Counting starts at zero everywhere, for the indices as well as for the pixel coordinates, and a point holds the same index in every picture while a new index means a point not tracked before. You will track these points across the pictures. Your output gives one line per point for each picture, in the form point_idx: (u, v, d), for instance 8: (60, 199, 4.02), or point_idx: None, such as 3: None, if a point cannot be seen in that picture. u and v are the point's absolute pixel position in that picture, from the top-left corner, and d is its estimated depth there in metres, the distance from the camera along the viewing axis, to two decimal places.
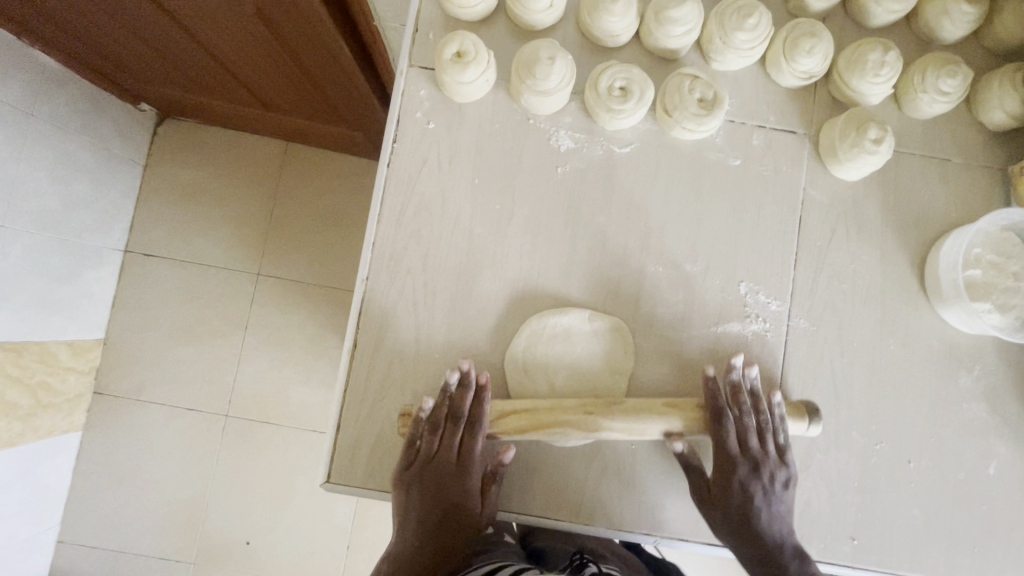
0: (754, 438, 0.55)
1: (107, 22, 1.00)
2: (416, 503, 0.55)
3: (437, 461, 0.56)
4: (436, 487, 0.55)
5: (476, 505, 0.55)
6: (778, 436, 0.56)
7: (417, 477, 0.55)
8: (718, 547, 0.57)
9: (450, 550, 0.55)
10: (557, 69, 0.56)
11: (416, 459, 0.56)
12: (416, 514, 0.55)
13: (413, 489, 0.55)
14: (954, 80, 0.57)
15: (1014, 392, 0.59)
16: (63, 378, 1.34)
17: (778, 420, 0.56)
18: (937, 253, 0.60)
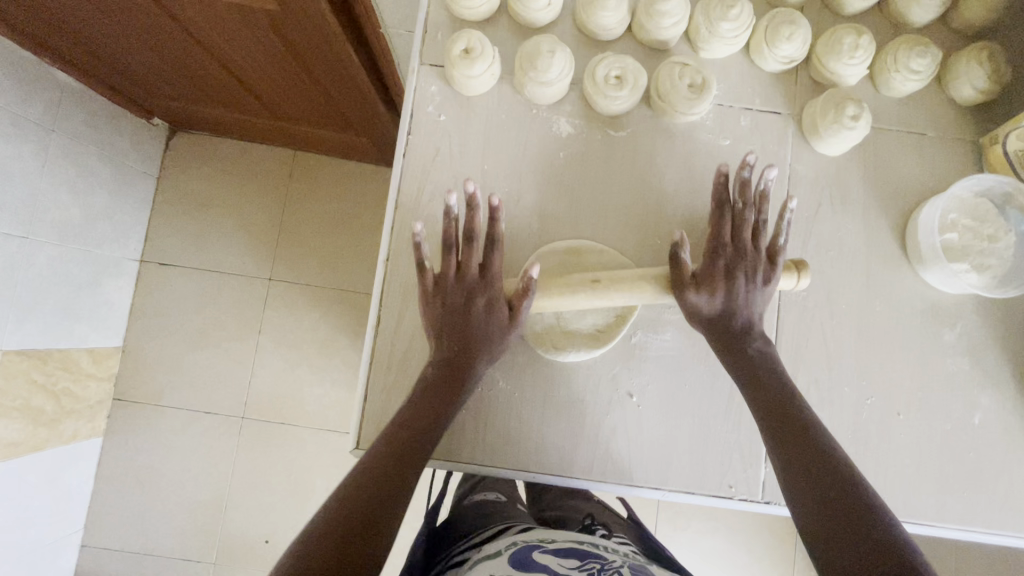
0: (752, 233, 0.58)
1: (124, 37, 1.05)
2: (435, 307, 0.58)
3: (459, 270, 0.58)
4: (458, 303, 0.58)
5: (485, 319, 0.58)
6: (780, 240, 0.57)
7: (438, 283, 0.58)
8: (722, 500, 0.61)
9: (473, 359, 0.58)
10: (557, 61, 0.61)
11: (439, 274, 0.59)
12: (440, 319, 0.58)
13: (435, 296, 0.58)
14: (924, 60, 0.62)
15: (994, 346, 0.63)
16: (84, 384, 1.39)
17: (784, 228, 0.57)
18: (916, 220, 0.64)
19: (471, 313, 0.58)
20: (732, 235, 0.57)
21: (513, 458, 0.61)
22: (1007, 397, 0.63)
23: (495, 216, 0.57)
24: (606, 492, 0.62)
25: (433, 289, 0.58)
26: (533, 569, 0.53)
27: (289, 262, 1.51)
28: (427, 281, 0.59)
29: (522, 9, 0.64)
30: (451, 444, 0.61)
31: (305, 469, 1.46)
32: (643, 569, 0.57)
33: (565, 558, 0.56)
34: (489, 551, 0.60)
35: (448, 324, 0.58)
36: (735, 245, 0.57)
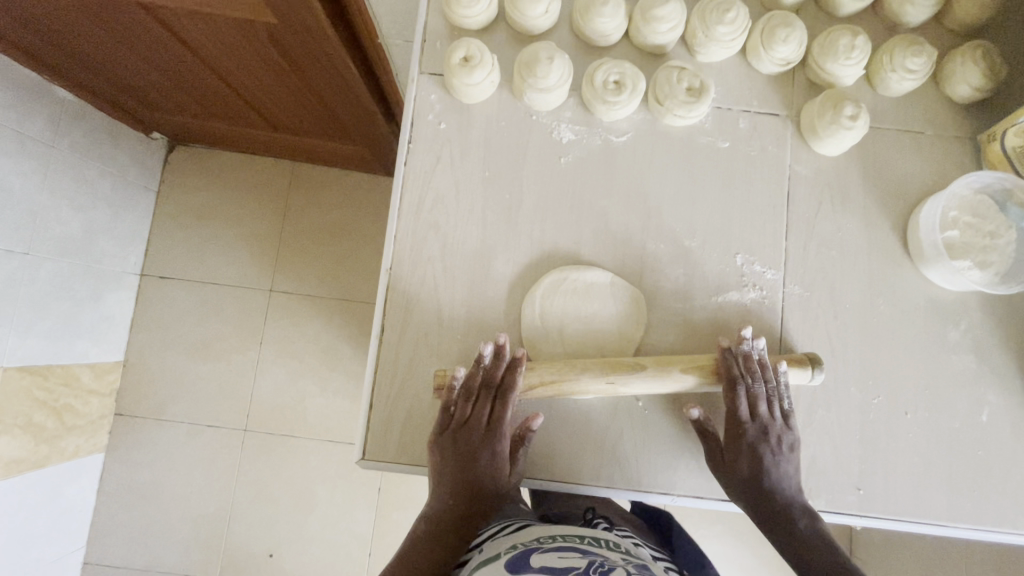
0: (765, 403, 0.59)
1: (123, 52, 1.06)
2: (449, 467, 0.59)
3: (470, 432, 0.59)
4: (471, 451, 0.59)
5: (505, 473, 0.60)
6: (783, 402, 0.59)
7: (451, 447, 0.59)
8: (730, 503, 0.61)
9: (487, 509, 0.60)
10: (555, 68, 0.62)
11: (450, 420, 0.60)
12: (451, 480, 0.59)
13: (447, 453, 0.59)
14: (919, 59, 0.62)
15: (999, 343, 0.63)
16: (86, 400, 1.38)
17: (784, 391, 0.59)
18: (917, 218, 0.64)
19: (483, 475, 0.59)
20: (745, 406, 0.58)
21: (520, 466, 0.61)
22: (1014, 394, 0.63)
23: (517, 371, 0.59)
24: (613, 495, 0.61)
25: (445, 448, 0.59)
26: (530, 571, 0.52)
27: (290, 274, 1.51)
28: (440, 440, 0.59)
29: (520, 17, 0.64)
30: None
31: (309, 481, 1.45)
32: (645, 568, 0.56)
33: (564, 556, 0.55)
34: (488, 552, 0.59)
35: (466, 484, 0.59)
36: (745, 416, 0.58)
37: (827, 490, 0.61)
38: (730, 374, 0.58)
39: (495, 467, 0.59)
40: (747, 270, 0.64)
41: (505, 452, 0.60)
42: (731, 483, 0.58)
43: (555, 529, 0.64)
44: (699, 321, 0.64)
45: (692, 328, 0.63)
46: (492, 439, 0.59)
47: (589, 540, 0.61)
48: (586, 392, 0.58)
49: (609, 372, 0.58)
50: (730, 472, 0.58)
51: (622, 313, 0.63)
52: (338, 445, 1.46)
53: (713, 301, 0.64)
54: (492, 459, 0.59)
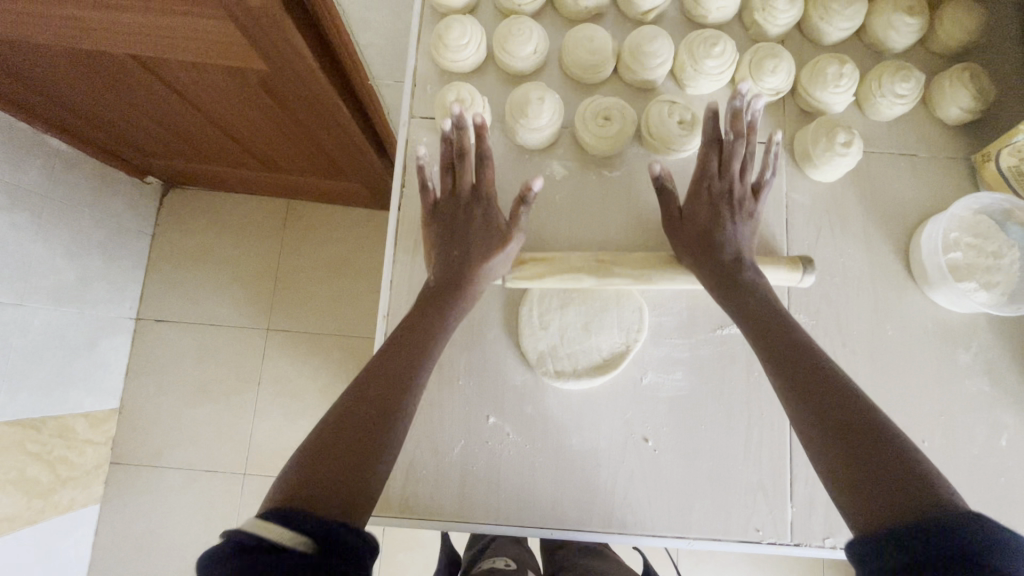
0: (739, 165, 0.58)
1: (116, 101, 1.07)
2: (436, 240, 0.59)
3: (458, 196, 0.60)
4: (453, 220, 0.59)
5: (478, 246, 0.58)
6: (766, 175, 0.60)
7: (440, 211, 0.60)
8: (749, 545, 0.58)
9: (458, 290, 0.56)
10: (546, 107, 0.62)
11: (440, 196, 0.61)
12: (438, 245, 0.59)
13: (435, 226, 0.60)
14: (907, 84, 0.62)
15: (1012, 364, 0.62)
16: (81, 450, 1.35)
17: (770, 161, 0.60)
18: (919, 241, 0.64)
19: (472, 231, 0.59)
20: (721, 167, 0.58)
21: (528, 515, 0.59)
22: None
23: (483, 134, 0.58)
24: (624, 543, 0.59)
25: (434, 222, 0.60)
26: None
27: (287, 312, 1.50)
28: (429, 213, 0.61)
29: (508, 59, 0.65)
30: (463, 504, 0.59)
31: None
32: None
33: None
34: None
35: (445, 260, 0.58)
36: (722, 173, 0.58)
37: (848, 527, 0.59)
38: (714, 133, 0.58)
39: (484, 229, 0.59)
40: None
41: (496, 217, 0.60)
42: (703, 245, 0.57)
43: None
44: (706, 355, 0.62)
45: (699, 362, 0.62)
46: (479, 202, 0.60)
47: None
48: (565, 280, 0.61)
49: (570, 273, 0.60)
50: (706, 228, 0.57)
51: (626, 327, 0.62)
52: None
53: (717, 334, 0.62)
54: (481, 219, 0.59)
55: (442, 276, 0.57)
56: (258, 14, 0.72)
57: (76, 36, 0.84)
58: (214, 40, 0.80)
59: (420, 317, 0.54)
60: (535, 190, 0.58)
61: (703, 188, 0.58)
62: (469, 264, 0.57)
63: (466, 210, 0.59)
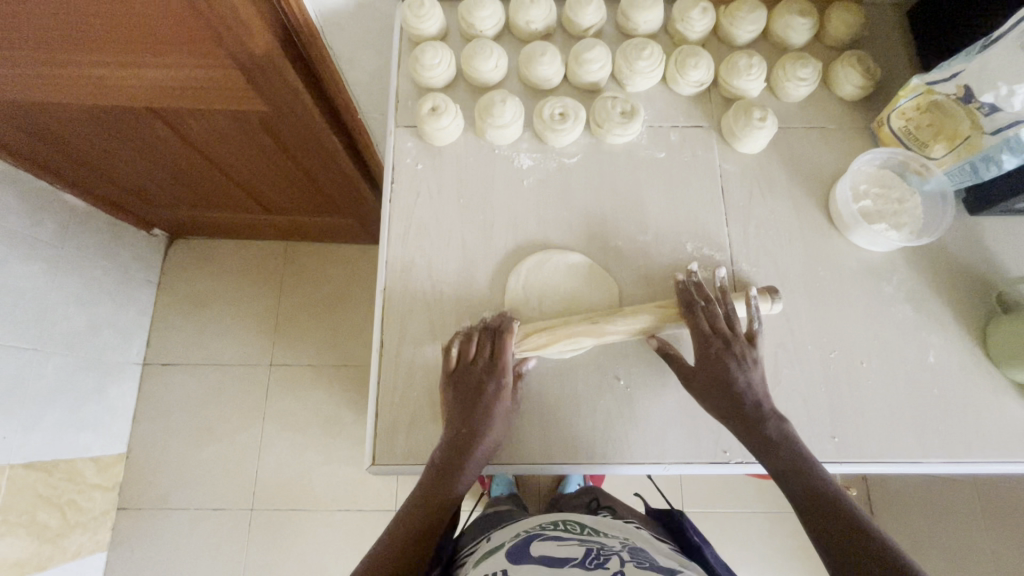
0: (728, 324, 0.65)
1: (131, 155, 1.19)
2: (452, 404, 0.64)
3: (475, 370, 0.65)
4: (470, 387, 0.64)
5: (492, 424, 0.63)
6: (754, 325, 0.65)
7: (458, 380, 0.65)
8: (717, 466, 0.66)
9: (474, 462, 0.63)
10: (509, 108, 0.74)
11: (458, 362, 0.66)
12: (453, 411, 0.64)
13: (452, 390, 0.65)
14: (807, 69, 0.75)
15: (930, 292, 0.71)
16: (89, 495, 1.38)
17: (756, 314, 0.66)
18: (834, 195, 0.74)
19: (484, 410, 0.63)
20: (712, 328, 0.64)
21: (519, 455, 0.66)
22: (954, 336, 0.70)
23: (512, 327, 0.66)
24: (609, 472, 0.66)
25: (452, 385, 0.65)
26: (530, 560, 0.56)
27: (289, 344, 1.57)
28: (448, 379, 0.65)
29: (475, 73, 0.77)
30: None
31: (319, 553, 1.42)
32: (639, 548, 0.60)
33: (563, 546, 0.59)
34: (494, 547, 0.64)
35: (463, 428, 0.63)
36: (716, 336, 0.64)
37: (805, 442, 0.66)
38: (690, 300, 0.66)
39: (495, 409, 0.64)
40: (698, 254, 0.73)
41: (506, 395, 0.65)
42: (717, 400, 0.62)
43: (557, 518, 0.69)
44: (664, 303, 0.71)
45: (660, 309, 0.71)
46: (495, 381, 0.64)
47: (589, 527, 0.66)
48: (570, 341, 0.66)
49: (565, 332, 0.65)
50: (716, 385, 0.63)
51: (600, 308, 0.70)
52: (347, 512, 1.45)
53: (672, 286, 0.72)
54: (494, 395, 0.64)
55: (458, 444, 0.62)
56: (260, 63, 0.85)
57: (97, 96, 0.95)
58: (221, 89, 0.92)
59: (440, 475, 0.63)
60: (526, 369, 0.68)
61: (707, 352, 0.64)
62: (479, 440, 0.63)
63: (482, 384, 0.64)
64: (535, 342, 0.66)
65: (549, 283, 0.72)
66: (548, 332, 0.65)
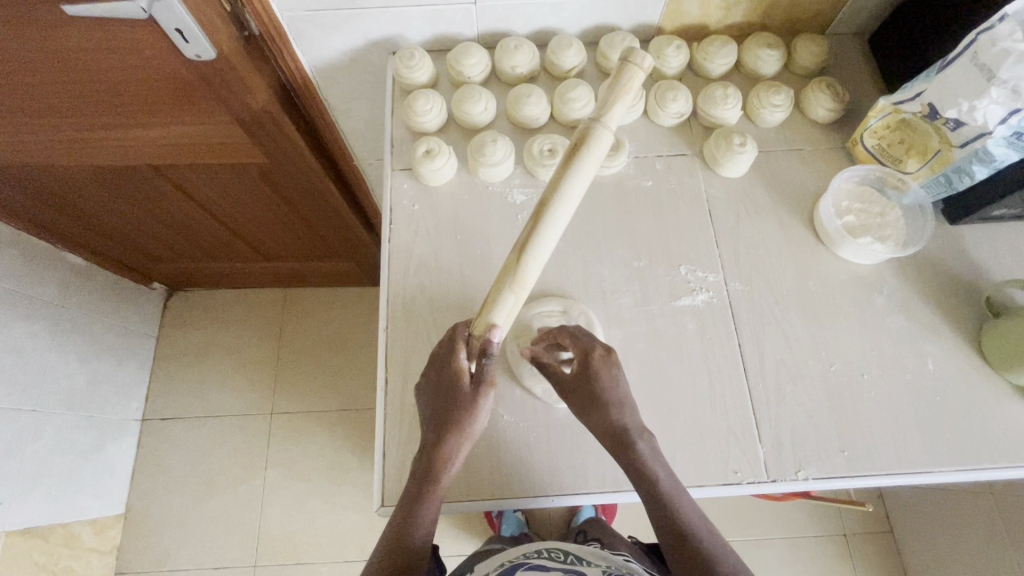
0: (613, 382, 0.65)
1: (131, 211, 1.21)
2: (422, 410, 0.66)
3: (437, 364, 0.66)
4: (435, 392, 0.65)
5: (454, 422, 0.62)
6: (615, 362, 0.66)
7: (426, 377, 0.67)
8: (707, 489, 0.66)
9: (443, 461, 0.62)
10: (500, 147, 0.77)
11: (426, 368, 0.67)
12: (425, 409, 0.65)
13: (421, 396, 0.66)
14: (780, 96, 0.80)
15: (921, 301, 0.73)
16: (87, 561, 1.33)
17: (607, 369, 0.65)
18: (818, 212, 0.77)
19: (447, 402, 0.63)
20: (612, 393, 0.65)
21: (530, 486, 0.65)
22: (949, 342, 0.71)
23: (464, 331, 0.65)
24: (613, 501, 0.66)
25: (421, 391, 0.67)
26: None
27: (290, 391, 1.56)
28: (421, 379, 0.68)
29: (465, 117, 0.81)
30: (468, 484, 0.66)
31: None
32: None
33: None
34: None
35: (428, 431, 0.64)
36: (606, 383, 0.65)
37: (815, 457, 0.66)
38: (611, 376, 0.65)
39: (454, 397, 0.63)
40: (691, 277, 0.75)
41: (463, 382, 0.63)
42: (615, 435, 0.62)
43: (541, 545, 0.70)
44: (662, 323, 0.73)
45: (658, 331, 0.72)
46: (452, 370, 0.64)
47: (573, 555, 0.67)
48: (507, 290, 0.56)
49: (517, 263, 0.54)
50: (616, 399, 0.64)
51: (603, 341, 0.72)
52: (354, 563, 1.41)
53: (670, 307, 0.74)
54: (453, 391, 0.63)
55: (427, 446, 0.63)
56: (259, 115, 0.88)
57: (100, 155, 0.98)
58: (219, 143, 0.95)
59: (416, 474, 0.63)
60: (495, 342, 0.59)
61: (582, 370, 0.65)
62: (446, 432, 0.62)
63: (442, 376, 0.64)
64: (512, 300, 0.57)
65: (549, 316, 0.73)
66: (502, 285, 0.55)
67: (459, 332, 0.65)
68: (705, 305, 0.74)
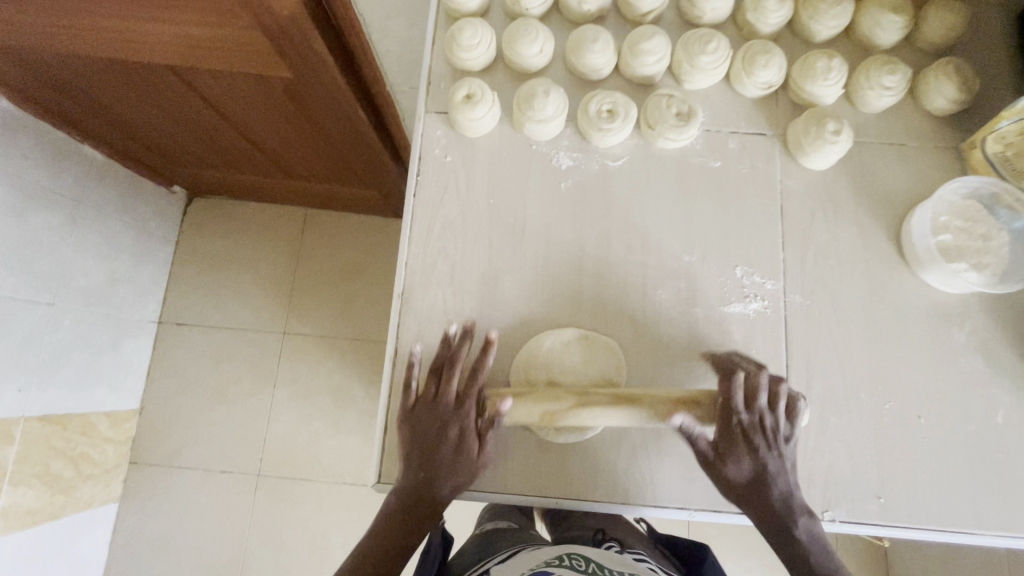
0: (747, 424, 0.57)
1: (151, 112, 1.14)
2: (412, 436, 0.61)
3: (438, 404, 0.61)
4: (435, 418, 0.61)
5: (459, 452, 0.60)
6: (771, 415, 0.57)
7: (418, 415, 0.62)
8: (716, 514, 0.61)
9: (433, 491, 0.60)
10: (552, 101, 0.66)
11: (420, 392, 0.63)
12: (418, 434, 0.61)
13: (412, 423, 0.62)
14: (894, 76, 0.66)
15: (1005, 343, 0.64)
16: (102, 448, 1.39)
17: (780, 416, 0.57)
18: (909, 225, 0.66)
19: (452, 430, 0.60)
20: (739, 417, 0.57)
21: (534, 483, 0.62)
22: None
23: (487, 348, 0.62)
24: (617, 511, 0.62)
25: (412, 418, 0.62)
26: None
27: (304, 314, 1.55)
28: (409, 412, 0.62)
29: (517, 58, 0.70)
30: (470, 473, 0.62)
31: (323, 525, 1.43)
32: None
33: None
34: None
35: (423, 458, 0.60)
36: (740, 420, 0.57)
37: (847, 500, 0.61)
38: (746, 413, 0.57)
39: (462, 437, 0.60)
40: (747, 281, 0.66)
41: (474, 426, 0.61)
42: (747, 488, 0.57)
43: (562, 551, 0.68)
44: (704, 331, 0.65)
45: (697, 338, 0.65)
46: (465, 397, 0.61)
47: (595, 565, 0.65)
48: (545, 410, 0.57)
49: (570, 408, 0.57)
50: (747, 472, 0.57)
51: (640, 340, 0.66)
52: (352, 487, 1.45)
53: (717, 312, 0.66)
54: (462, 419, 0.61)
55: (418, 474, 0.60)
56: (285, 23, 0.77)
57: (114, 48, 0.89)
58: (242, 49, 0.85)
59: (403, 493, 0.60)
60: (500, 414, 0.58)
61: (732, 428, 0.57)
62: (448, 461, 0.60)
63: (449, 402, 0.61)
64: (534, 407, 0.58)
65: (582, 301, 0.67)
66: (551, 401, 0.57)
67: (486, 352, 0.62)
68: (756, 316, 0.65)
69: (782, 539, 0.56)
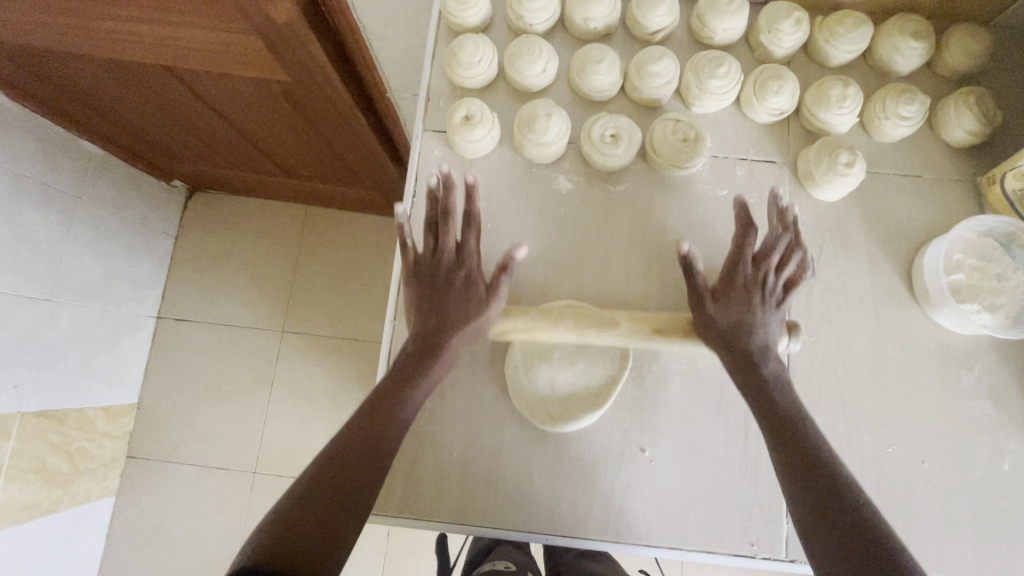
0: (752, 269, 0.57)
1: (149, 111, 1.12)
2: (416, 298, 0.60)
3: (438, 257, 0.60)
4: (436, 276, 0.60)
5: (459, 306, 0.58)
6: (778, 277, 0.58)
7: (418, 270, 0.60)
8: (711, 555, 0.60)
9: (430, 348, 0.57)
10: (554, 123, 0.64)
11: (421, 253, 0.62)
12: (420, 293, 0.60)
13: (415, 283, 0.60)
14: (912, 106, 0.63)
15: (1015, 388, 0.62)
16: (99, 443, 1.39)
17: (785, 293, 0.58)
18: (922, 261, 0.64)
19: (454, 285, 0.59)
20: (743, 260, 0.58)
21: (525, 518, 0.61)
22: None
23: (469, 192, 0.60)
24: (608, 548, 0.61)
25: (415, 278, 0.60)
26: None
27: (302, 314, 1.53)
28: (409, 268, 0.61)
29: (519, 76, 0.67)
30: (460, 505, 0.61)
31: None
32: None
33: None
34: None
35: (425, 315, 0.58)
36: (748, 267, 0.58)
37: None
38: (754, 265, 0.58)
39: (465, 291, 0.59)
40: None
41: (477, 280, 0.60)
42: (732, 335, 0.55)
43: None
44: (704, 366, 0.64)
45: (697, 373, 0.64)
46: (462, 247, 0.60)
47: None
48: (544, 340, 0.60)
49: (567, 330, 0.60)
50: (733, 322, 0.56)
51: (637, 374, 0.64)
52: None
53: None
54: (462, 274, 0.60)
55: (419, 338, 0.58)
56: (282, 31, 0.75)
57: (110, 48, 0.87)
58: (240, 54, 0.83)
59: (403, 359, 0.57)
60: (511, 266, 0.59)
61: (732, 278, 0.57)
62: (449, 318, 0.58)
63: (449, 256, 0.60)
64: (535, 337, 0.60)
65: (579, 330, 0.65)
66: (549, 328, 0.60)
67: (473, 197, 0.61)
68: None
69: (782, 446, 0.50)
